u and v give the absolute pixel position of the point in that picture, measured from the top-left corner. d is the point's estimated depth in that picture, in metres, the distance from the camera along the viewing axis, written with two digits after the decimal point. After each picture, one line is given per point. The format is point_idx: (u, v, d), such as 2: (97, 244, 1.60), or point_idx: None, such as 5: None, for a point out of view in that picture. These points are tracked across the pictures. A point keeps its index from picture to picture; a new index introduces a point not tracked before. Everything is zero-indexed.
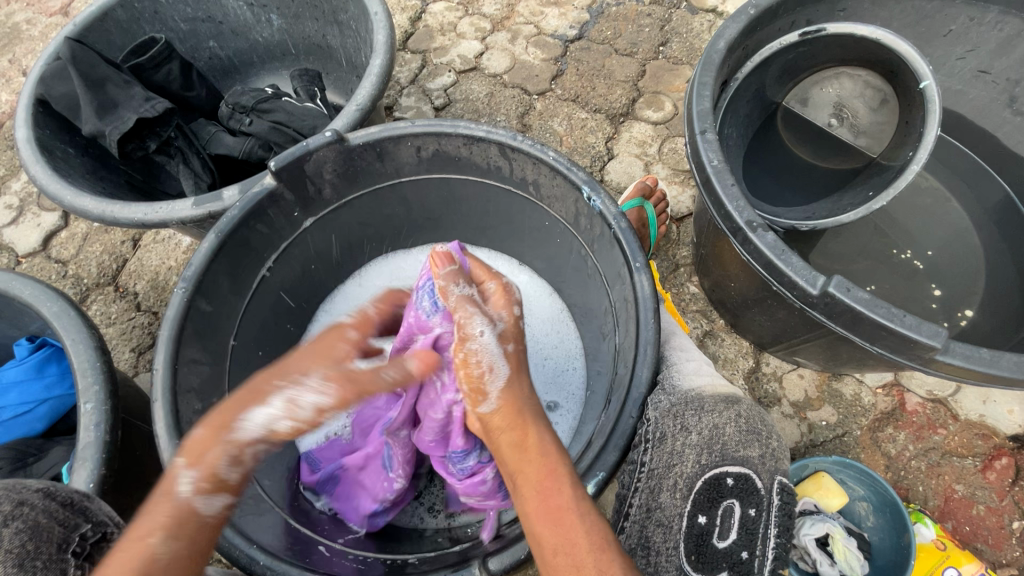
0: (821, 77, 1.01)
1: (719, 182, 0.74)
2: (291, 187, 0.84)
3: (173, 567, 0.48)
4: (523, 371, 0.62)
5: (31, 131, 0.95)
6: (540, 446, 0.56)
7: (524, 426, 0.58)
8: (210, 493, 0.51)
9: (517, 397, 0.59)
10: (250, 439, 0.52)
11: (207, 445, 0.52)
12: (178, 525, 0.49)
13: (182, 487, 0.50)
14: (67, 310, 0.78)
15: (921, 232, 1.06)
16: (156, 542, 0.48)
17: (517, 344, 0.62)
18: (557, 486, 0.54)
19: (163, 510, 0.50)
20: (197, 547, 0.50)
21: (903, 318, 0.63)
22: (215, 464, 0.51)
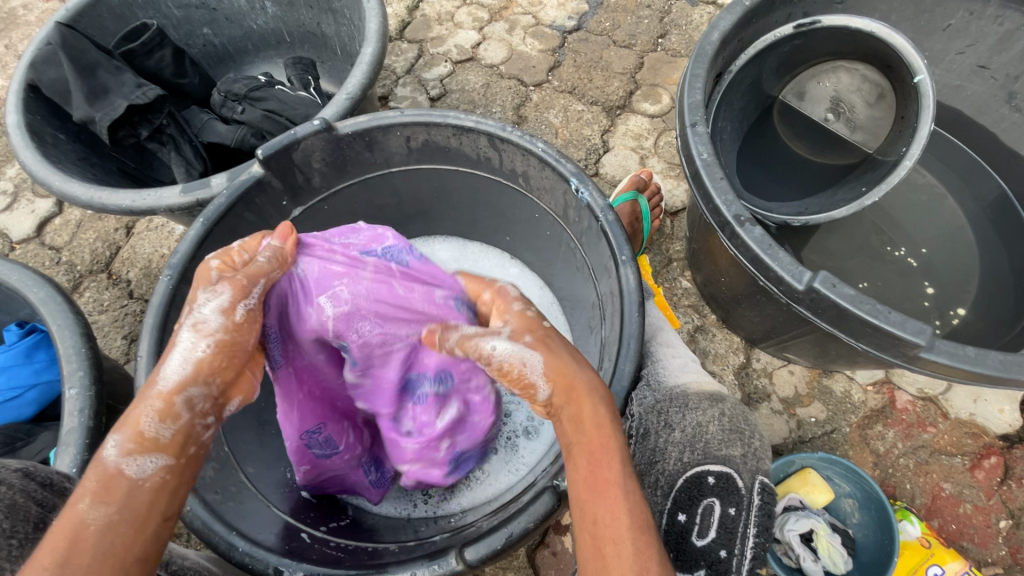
0: (820, 70, 1.00)
1: (708, 175, 0.74)
2: (279, 175, 0.83)
3: (107, 532, 0.44)
4: (560, 347, 0.55)
5: (21, 116, 0.95)
6: (596, 419, 0.52)
7: (585, 397, 0.53)
8: (140, 453, 0.47)
9: (565, 366, 0.54)
10: (171, 386, 0.49)
11: (136, 407, 0.49)
12: (105, 489, 0.45)
13: (109, 450, 0.46)
14: (54, 296, 0.78)
15: (916, 229, 1.05)
16: (84, 508, 0.44)
17: (533, 331, 0.56)
18: (608, 460, 0.50)
19: (93, 477, 0.46)
20: (133, 510, 0.45)
21: (888, 314, 0.63)
22: (141, 419, 0.48)
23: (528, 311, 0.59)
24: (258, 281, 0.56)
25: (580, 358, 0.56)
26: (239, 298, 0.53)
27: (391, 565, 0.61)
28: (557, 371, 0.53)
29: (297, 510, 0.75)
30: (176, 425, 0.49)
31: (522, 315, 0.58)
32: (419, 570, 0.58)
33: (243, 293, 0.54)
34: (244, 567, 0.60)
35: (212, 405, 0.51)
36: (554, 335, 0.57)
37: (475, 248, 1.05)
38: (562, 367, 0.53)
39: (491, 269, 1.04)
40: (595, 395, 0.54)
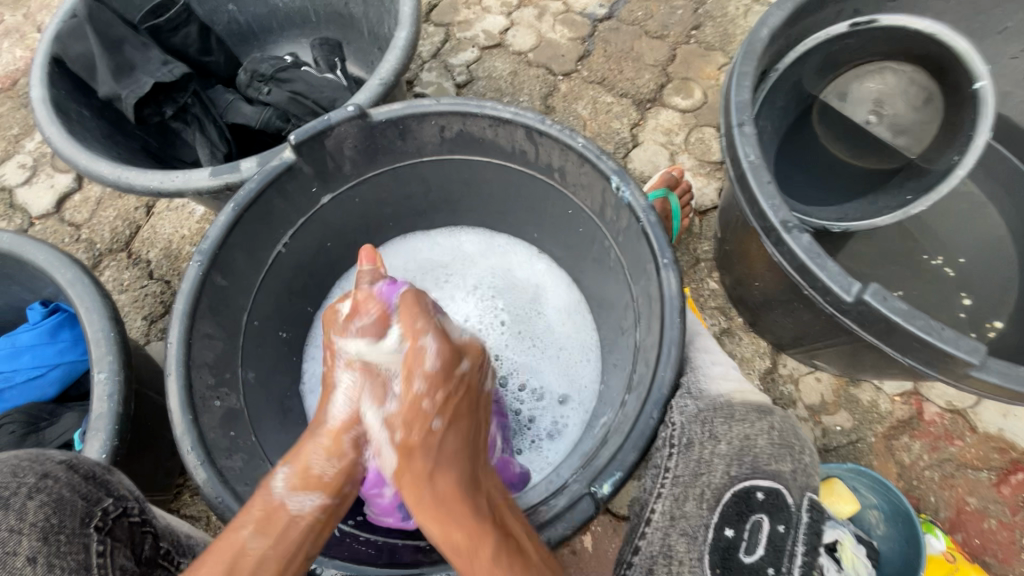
0: (865, 71, 0.97)
1: (755, 178, 0.72)
2: (311, 162, 0.81)
3: (260, 561, 0.56)
4: (416, 455, 0.64)
5: (47, 92, 0.93)
6: (453, 539, 0.57)
7: (439, 510, 0.60)
8: (305, 491, 0.62)
9: (415, 476, 0.62)
10: (337, 425, 0.67)
11: (305, 449, 0.65)
12: (265, 522, 0.58)
13: (277, 483, 0.61)
14: (82, 277, 0.77)
15: (953, 239, 1.03)
16: (247, 535, 0.57)
17: (402, 426, 0.66)
18: (482, 566, 0.55)
19: (257, 506, 0.59)
20: (283, 544, 0.58)
21: (941, 330, 0.61)
22: (309, 459, 0.64)
23: (440, 374, 0.66)
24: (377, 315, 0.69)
25: (441, 467, 0.62)
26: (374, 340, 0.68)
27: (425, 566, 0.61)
28: (398, 469, 0.64)
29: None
30: (339, 466, 0.65)
31: (430, 376, 0.66)
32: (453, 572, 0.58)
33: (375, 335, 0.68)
34: None
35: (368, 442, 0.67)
36: (418, 432, 0.65)
37: (502, 241, 1.03)
38: (406, 472, 0.63)
39: (518, 265, 1.02)
40: (455, 505, 0.59)
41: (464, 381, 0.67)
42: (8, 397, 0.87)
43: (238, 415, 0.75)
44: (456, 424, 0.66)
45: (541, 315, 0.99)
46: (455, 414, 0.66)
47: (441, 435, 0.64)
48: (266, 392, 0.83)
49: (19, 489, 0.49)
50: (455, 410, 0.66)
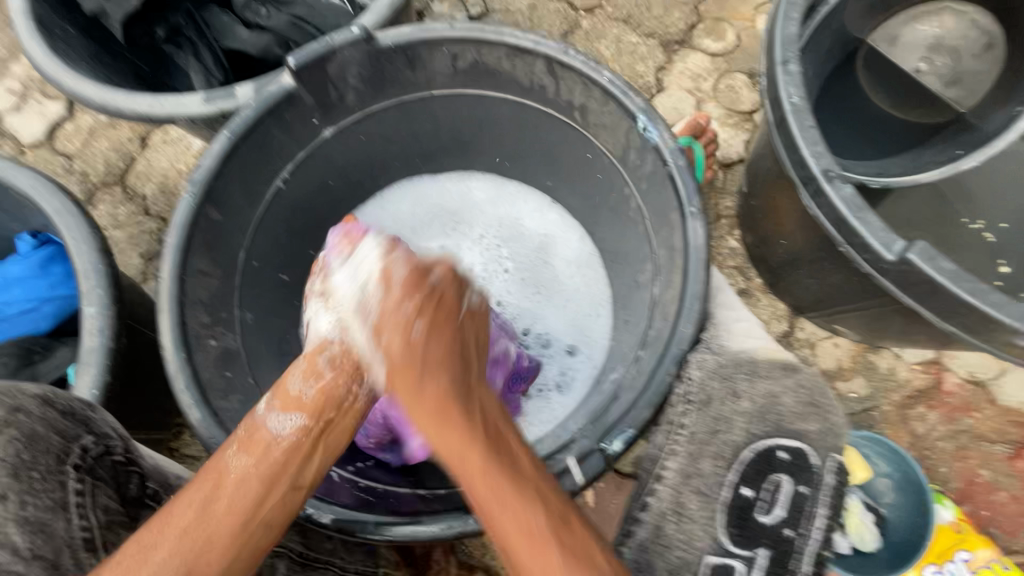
0: (920, 13, 0.90)
1: (797, 122, 0.65)
2: (311, 89, 0.75)
3: (240, 482, 0.52)
4: (426, 362, 0.55)
5: (27, 2, 0.85)
6: (448, 442, 0.53)
7: (438, 411, 0.54)
8: (283, 411, 0.56)
9: (406, 369, 0.55)
10: (312, 349, 0.60)
11: (284, 375, 0.59)
12: (246, 442, 0.54)
13: (259, 406, 0.57)
14: (69, 206, 0.73)
15: (996, 202, 0.96)
16: (229, 456, 0.53)
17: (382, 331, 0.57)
18: (476, 480, 0.51)
19: (240, 428, 0.55)
20: (262, 468, 0.53)
21: (988, 294, 0.57)
22: (287, 383, 0.58)
23: (418, 281, 0.59)
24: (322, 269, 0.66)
25: (431, 369, 0.55)
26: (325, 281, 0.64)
27: (425, 516, 0.59)
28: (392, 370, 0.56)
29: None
30: (317, 389, 0.58)
31: (407, 282, 0.58)
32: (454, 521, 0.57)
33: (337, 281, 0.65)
34: None
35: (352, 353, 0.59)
36: (403, 344, 0.56)
37: (513, 188, 0.97)
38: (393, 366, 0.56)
39: (528, 214, 0.96)
40: (453, 409, 0.54)
41: (438, 289, 0.59)
42: (1, 328, 0.85)
43: (234, 356, 0.72)
44: (438, 332, 0.57)
45: (549, 264, 0.94)
46: (438, 322, 0.57)
47: (422, 343, 0.56)
48: (265, 334, 0.80)
49: None
50: (438, 321, 0.57)
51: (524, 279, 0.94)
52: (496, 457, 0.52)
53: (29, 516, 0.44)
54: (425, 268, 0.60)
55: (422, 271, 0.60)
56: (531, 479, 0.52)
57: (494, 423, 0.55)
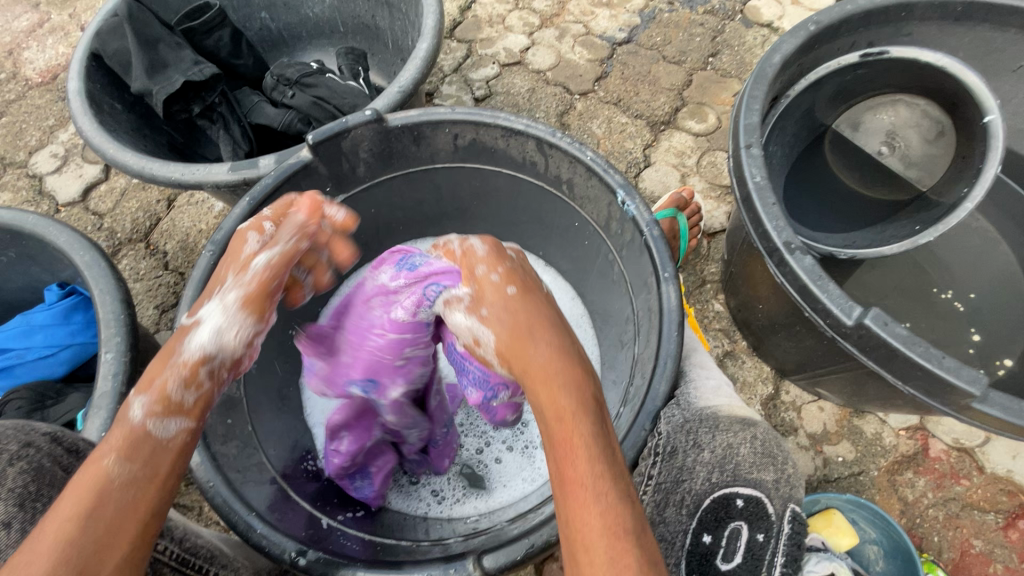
0: (877, 102, 0.97)
1: (760, 199, 0.72)
2: (326, 162, 0.84)
3: (131, 487, 0.44)
4: (529, 317, 0.52)
5: (83, 83, 0.97)
6: (557, 408, 0.47)
7: (547, 377, 0.48)
8: (164, 416, 0.48)
9: (525, 335, 0.51)
10: (195, 356, 0.51)
11: (156, 376, 0.50)
12: (132, 447, 0.45)
13: (134, 411, 0.47)
14: (99, 261, 0.80)
15: (964, 273, 1.02)
16: (110, 464, 0.44)
17: (492, 303, 0.54)
18: (576, 467, 0.45)
19: (116, 435, 0.46)
20: (157, 466, 0.46)
21: (942, 359, 0.61)
22: (165, 384, 0.49)
23: (491, 276, 0.55)
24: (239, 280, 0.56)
25: (537, 332, 0.51)
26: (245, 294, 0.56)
27: (406, 564, 0.60)
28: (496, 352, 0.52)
29: (298, 484, 0.76)
30: (198, 395, 0.51)
31: (485, 282, 0.55)
32: (434, 572, 0.58)
33: (261, 313, 0.56)
34: (260, 550, 0.59)
35: (229, 369, 0.54)
36: (499, 307, 0.53)
37: None
38: (517, 333, 0.51)
39: None
40: (556, 382, 0.48)
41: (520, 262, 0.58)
42: (18, 373, 0.90)
43: None
44: (532, 294, 0.54)
45: None
46: (535, 295, 0.54)
47: (523, 314, 0.52)
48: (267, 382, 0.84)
49: (2, 454, 0.49)
50: (537, 296, 0.55)
51: None
52: (597, 428, 0.46)
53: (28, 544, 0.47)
54: (499, 253, 0.58)
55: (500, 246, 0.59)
56: (619, 463, 0.46)
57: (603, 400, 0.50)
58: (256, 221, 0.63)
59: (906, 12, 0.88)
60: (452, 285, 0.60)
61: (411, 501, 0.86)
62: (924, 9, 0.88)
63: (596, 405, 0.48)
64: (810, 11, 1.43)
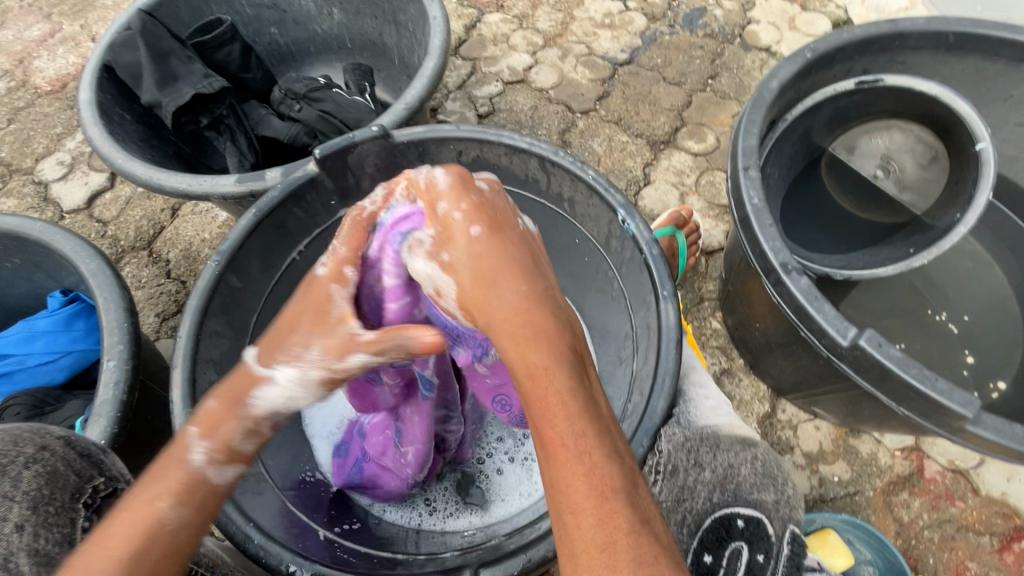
0: (873, 126, 0.98)
1: (758, 221, 0.74)
2: (332, 176, 0.85)
3: (180, 531, 0.48)
4: (490, 261, 0.54)
5: (94, 94, 0.99)
6: (528, 363, 0.49)
7: (520, 333, 0.50)
8: (223, 465, 0.52)
9: (486, 278, 0.53)
10: (264, 413, 0.54)
11: (223, 426, 0.53)
12: (188, 492, 0.49)
13: (196, 457, 0.51)
14: (104, 268, 0.80)
15: (958, 295, 1.03)
16: (165, 506, 0.48)
17: (454, 249, 0.55)
18: (553, 421, 0.46)
19: (174, 477, 0.50)
20: (205, 514, 0.50)
21: (935, 381, 0.62)
22: (229, 436, 0.53)
23: (454, 214, 0.56)
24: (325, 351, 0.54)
25: (502, 280, 0.53)
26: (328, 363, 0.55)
27: None
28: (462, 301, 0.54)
29: (295, 496, 0.75)
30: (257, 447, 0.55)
31: (449, 223, 0.56)
32: None
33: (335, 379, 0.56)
34: (257, 560, 0.59)
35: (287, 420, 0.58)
36: (464, 253, 0.55)
37: None
38: (479, 277, 0.53)
39: None
40: (525, 337, 0.50)
41: (485, 197, 0.58)
42: (18, 379, 0.90)
43: None
44: (495, 235, 0.55)
45: None
46: (501, 236, 0.55)
47: (486, 261, 0.54)
48: None
49: (18, 457, 0.49)
50: (500, 237, 0.55)
51: None
52: (572, 383, 0.48)
53: (39, 547, 0.47)
54: (465, 187, 0.58)
55: (466, 178, 0.59)
56: (603, 418, 0.48)
57: (580, 350, 0.51)
58: (337, 267, 0.60)
59: (900, 41, 0.91)
60: (416, 227, 0.60)
61: (408, 513, 0.86)
62: (917, 38, 0.90)
63: (568, 358, 0.49)
64: (807, 36, 1.46)
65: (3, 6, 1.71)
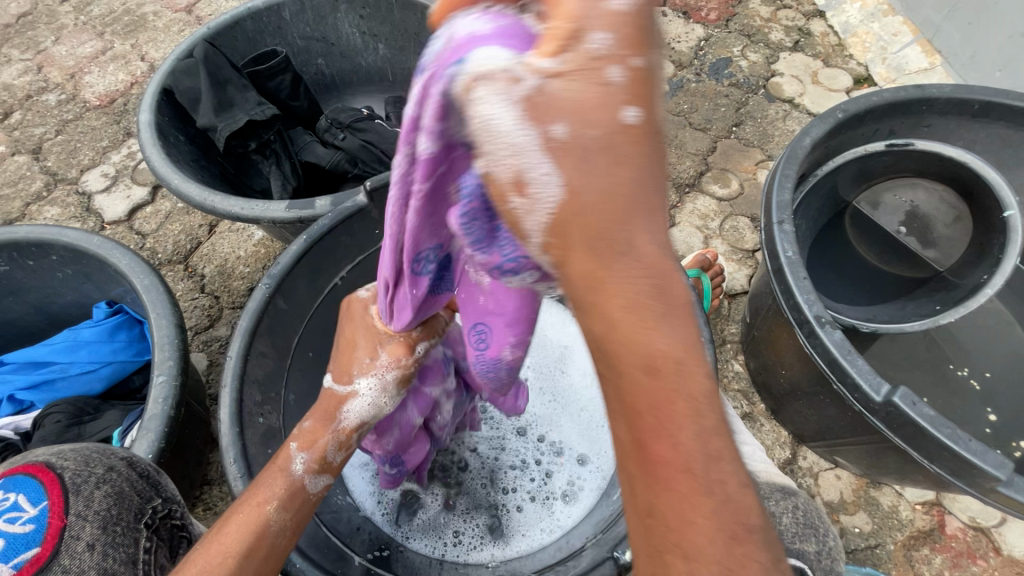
0: (897, 184, 1.02)
1: (792, 273, 0.76)
2: (380, 207, 0.89)
3: (281, 534, 0.54)
4: (630, 172, 0.34)
5: (154, 116, 1.03)
6: (649, 349, 0.35)
7: (642, 291, 0.34)
8: (318, 474, 0.59)
9: (614, 199, 0.34)
10: (353, 426, 0.61)
11: (318, 436, 0.59)
12: (290, 498, 0.56)
13: (298, 465, 0.57)
14: (156, 285, 0.83)
15: (979, 351, 1.05)
16: (272, 510, 0.54)
17: (580, 129, 0.34)
18: (676, 438, 0.36)
19: (279, 483, 0.56)
20: (301, 521, 0.57)
21: (968, 442, 0.64)
22: (325, 447, 0.59)
23: (607, 76, 0.33)
24: (391, 363, 0.60)
25: (643, 216, 0.34)
26: (398, 371, 0.60)
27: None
28: (563, 230, 0.34)
29: (331, 520, 0.77)
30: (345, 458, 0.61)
31: (585, 83, 0.33)
32: None
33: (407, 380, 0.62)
34: None
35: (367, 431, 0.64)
36: (595, 147, 0.34)
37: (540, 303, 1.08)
38: (604, 193, 0.34)
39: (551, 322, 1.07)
40: (653, 313, 0.35)
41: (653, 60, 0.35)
42: (57, 387, 0.92)
43: (274, 434, 0.78)
44: (649, 135, 0.35)
45: (565, 373, 1.02)
46: (659, 139, 0.35)
47: (625, 181, 0.34)
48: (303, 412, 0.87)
49: (90, 477, 0.53)
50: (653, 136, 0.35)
51: (539, 386, 1.01)
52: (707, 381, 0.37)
53: (108, 567, 0.49)
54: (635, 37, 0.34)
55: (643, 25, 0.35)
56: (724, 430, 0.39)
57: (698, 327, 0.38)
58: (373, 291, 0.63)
59: (927, 106, 0.95)
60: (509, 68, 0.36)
61: (432, 541, 0.87)
62: (943, 104, 0.94)
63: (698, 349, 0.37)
64: (829, 91, 1.52)
65: (58, 22, 1.79)
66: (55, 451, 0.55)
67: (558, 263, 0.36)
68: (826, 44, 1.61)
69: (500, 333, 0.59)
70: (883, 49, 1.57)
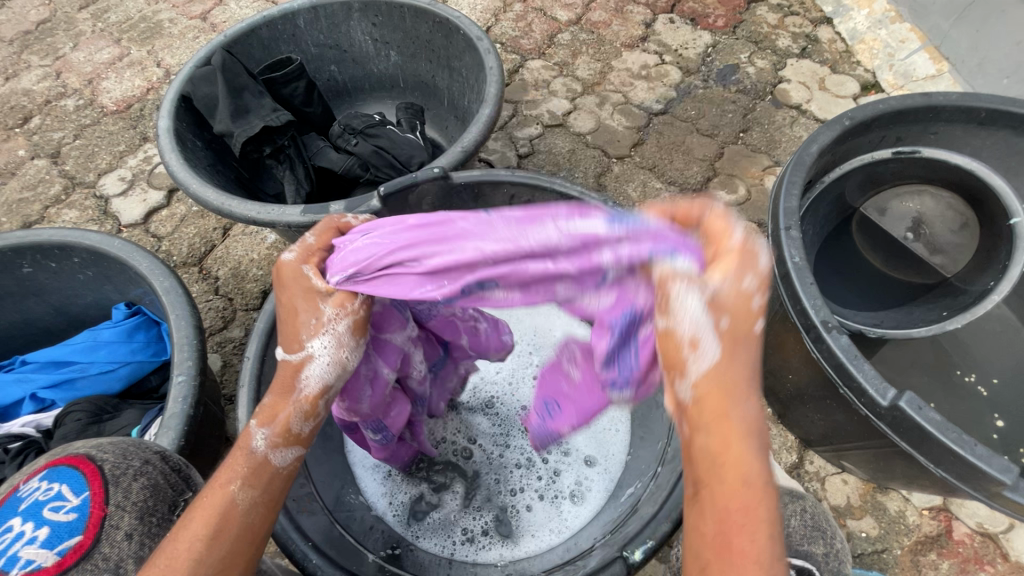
0: (902, 191, 1.03)
1: (799, 278, 0.77)
2: (392, 212, 0.91)
3: (251, 512, 0.53)
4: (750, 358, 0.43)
5: (171, 122, 1.06)
6: (746, 473, 0.41)
7: (751, 436, 0.41)
8: (284, 445, 0.56)
9: (740, 380, 0.42)
10: (315, 391, 0.57)
11: (275, 408, 0.56)
12: (255, 476, 0.54)
13: (258, 442, 0.55)
14: (176, 287, 0.85)
15: (987, 357, 1.05)
16: (235, 489, 0.53)
17: (733, 320, 0.43)
18: (749, 537, 0.40)
19: (240, 462, 0.54)
20: (273, 495, 0.55)
21: (973, 446, 0.64)
22: (287, 419, 0.56)
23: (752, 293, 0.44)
24: (339, 313, 0.58)
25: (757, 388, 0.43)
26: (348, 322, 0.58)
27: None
28: (709, 388, 0.42)
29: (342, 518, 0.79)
30: (313, 426, 0.58)
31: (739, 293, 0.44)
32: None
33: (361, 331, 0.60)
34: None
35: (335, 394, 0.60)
36: (740, 336, 0.43)
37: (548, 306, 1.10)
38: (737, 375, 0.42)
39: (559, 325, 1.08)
40: (757, 448, 0.41)
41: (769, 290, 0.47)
42: (76, 386, 0.94)
43: None
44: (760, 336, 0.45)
45: None
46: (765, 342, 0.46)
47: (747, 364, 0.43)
48: None
49: (128, 470, 0.57)
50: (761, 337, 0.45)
51: None
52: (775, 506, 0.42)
53: (144, 555, 0.53)
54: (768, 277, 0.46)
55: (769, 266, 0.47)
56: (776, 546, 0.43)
57: None
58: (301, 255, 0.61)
59: (934, 113, 0.96)
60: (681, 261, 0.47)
61: (440, 540, 0.88)
62: (950, 112, 0.95)
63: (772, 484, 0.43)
64: (836, 97, 1.53)
65: (77, 29, 1.83)
66: (95, 443, 0.59)
67: (693, 411, 0.42)
68: (834, 50, 1.62)
69: (570, 417, 0.69)
70: (890, 55, 1.58)
